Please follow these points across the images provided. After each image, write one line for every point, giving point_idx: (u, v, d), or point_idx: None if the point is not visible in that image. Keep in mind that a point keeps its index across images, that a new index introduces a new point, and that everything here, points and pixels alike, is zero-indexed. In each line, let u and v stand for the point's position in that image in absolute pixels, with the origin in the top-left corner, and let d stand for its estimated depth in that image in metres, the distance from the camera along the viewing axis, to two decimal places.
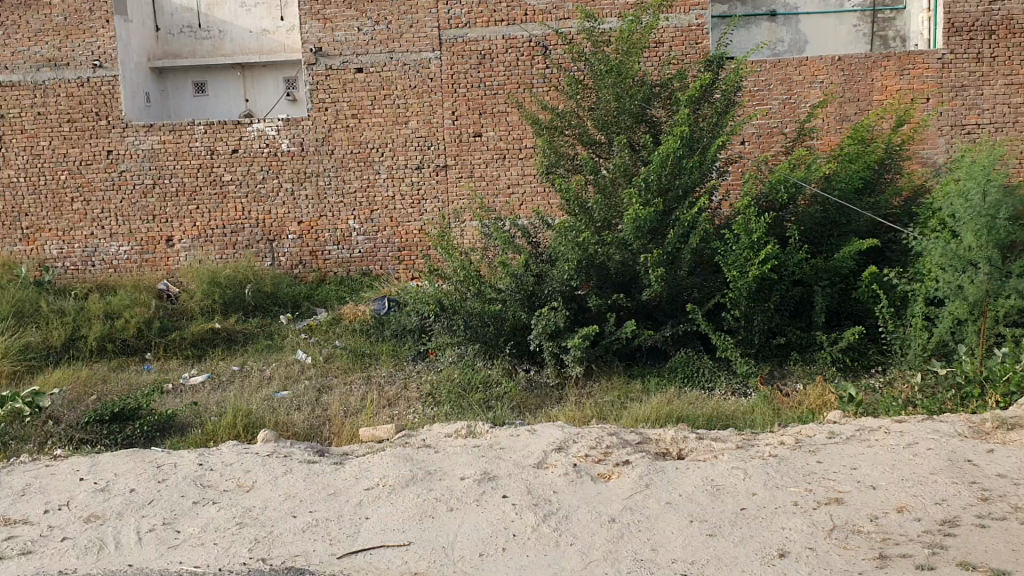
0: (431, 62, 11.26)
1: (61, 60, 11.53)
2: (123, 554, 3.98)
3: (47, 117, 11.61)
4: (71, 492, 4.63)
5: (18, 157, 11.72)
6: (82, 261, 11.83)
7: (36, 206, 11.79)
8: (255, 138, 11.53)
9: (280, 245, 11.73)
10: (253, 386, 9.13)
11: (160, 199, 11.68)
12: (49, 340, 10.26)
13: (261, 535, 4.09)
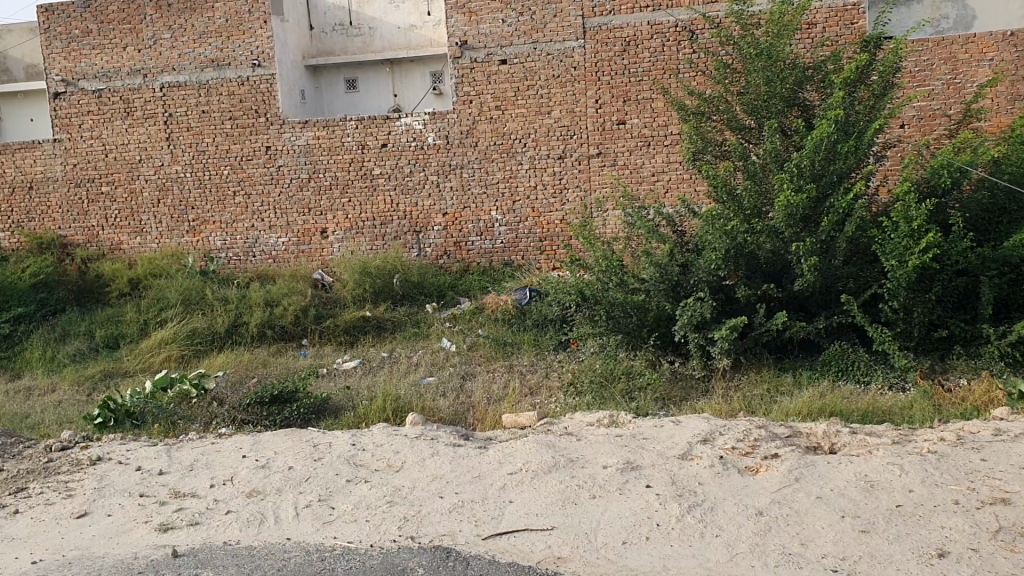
0: (575, 51, 11.25)
1: (224, 60, 12.19)
2: (282, 528, 4.18)
3: (211, 115, 12.28)
4: (234, 468, 4.89)
5: (186, 153, 12.41)
6: (244, 252, 12.46)
7: (201, 200, 12.46)
8: (403, 132, 11.84)
9: (426, 236, 12.02)
10: (401, 372, 9.42)
11: (315, 192, 12.17)
12: (214, 326, 10.89)
13: (410, 514, 4.21)
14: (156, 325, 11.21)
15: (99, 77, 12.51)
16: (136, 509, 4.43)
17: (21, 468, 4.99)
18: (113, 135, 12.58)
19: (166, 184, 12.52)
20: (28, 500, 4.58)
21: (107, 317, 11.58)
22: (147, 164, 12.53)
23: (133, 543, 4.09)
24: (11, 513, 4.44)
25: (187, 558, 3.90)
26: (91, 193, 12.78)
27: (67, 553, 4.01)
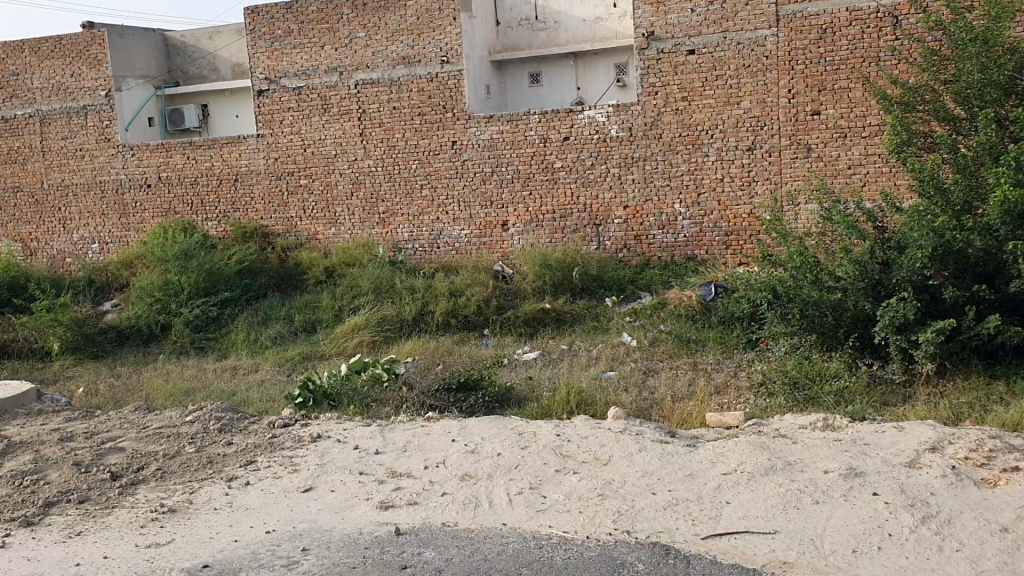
0: (767, 40, 10.87)
1: (414, 57, 12.54)
2: (497, 513, 4.24)
3: (401, 111, 12.67)
4: (445, 452, 4.99)
5: (377, 149, 12.86)
6: (429, 243, 12.80)
7: (390, 193, 12.89)
8: (586, 125, 11.81)
9: (607, 229, 11.95)
10: (582, 365, 9.40)
11: (498, 185, 12.33)
12: (402, 314, 11.27)
13: (623, 508, 4.17)
14: (349, 312, 11.70)
15: (299, 75, 13.14)
16: (357, 486, 4.61)
17: (248, 441, 5.29)
18: (311, 131, 13.18)
19: (358, 177, 13.01)
20: (257, 472, 4.85)
21: (304, 304, 12.17)
22: (342, 159, 13.07)
23: (357, 519, 4.25)
24: (243, 483, 4.72)
25: (409, 537, 4.03)
26: (291, 186, 13.43)
27: (297, 525, 4.21)
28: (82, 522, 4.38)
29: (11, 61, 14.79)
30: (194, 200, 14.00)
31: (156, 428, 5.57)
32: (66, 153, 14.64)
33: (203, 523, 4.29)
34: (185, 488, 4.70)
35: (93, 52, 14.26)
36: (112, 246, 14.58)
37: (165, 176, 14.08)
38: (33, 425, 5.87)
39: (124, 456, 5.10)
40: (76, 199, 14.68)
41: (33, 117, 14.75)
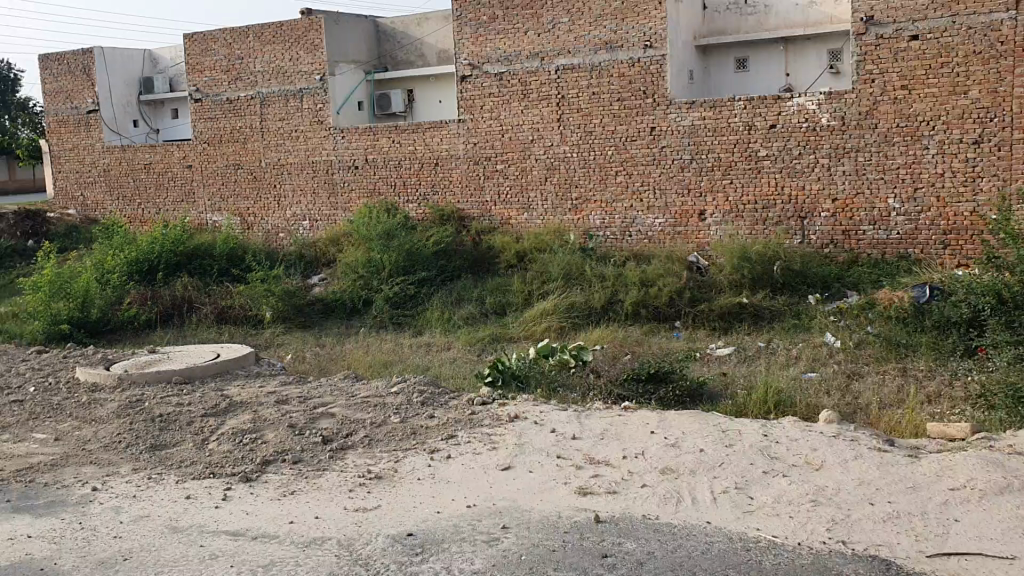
0: (1004, 24, 9.99)
1: (616, 42, 12.35)
2: (701, 511, 4.09)
3: (601, 96, 12.55)
4: (645, 443, 4.87)
5: (575, 134, 12.83)
6: (622, 231, 12.65)
7: (586, 178, 12.82)
8: (795, 112, 11.28)
9: (812, 223, 11.38)
10: (780, 363, 8.98)
11: (697, 173, 12.02)
12: (593, 301, 11.20)
13: (838, 517, 3.92)
14: (540, 296, 11.76)
15: (502, 60, 13.27)
16: (556, 470, 4.57)
17: (449, 416, 5.38)
18: (510, 116, 13.31)
19: (554, 163, 13.03)
20: (458, 447, 4.93)
21: (496, 286, 12.34)
22: (539, 144, 13.13)
23: (556, 502, 4.22)
24: (444, 457, 4.79)
25: (610, 525, 3.95)
26: (488, 170, 13.64)
27: (497, 503, 4.23)
28: (295, 482, 4.57)
29: (238, 46, 15.82)
30: (397, 182, 14.48)
31: (362, 397, 5.76)
32: (283, 134, 15.50)
33: (406, 493, 4.39)
34: (390, 456, 4.83)
35: (311, 37, 15.06)
36: (321, 224, 15.37)
37: (372, 158, 14.65)
38: (250, 386, 6.21)
39: (334, 422, 5.30)
40: (290, 177, 15.54)
41: (254, 99, 15.72)
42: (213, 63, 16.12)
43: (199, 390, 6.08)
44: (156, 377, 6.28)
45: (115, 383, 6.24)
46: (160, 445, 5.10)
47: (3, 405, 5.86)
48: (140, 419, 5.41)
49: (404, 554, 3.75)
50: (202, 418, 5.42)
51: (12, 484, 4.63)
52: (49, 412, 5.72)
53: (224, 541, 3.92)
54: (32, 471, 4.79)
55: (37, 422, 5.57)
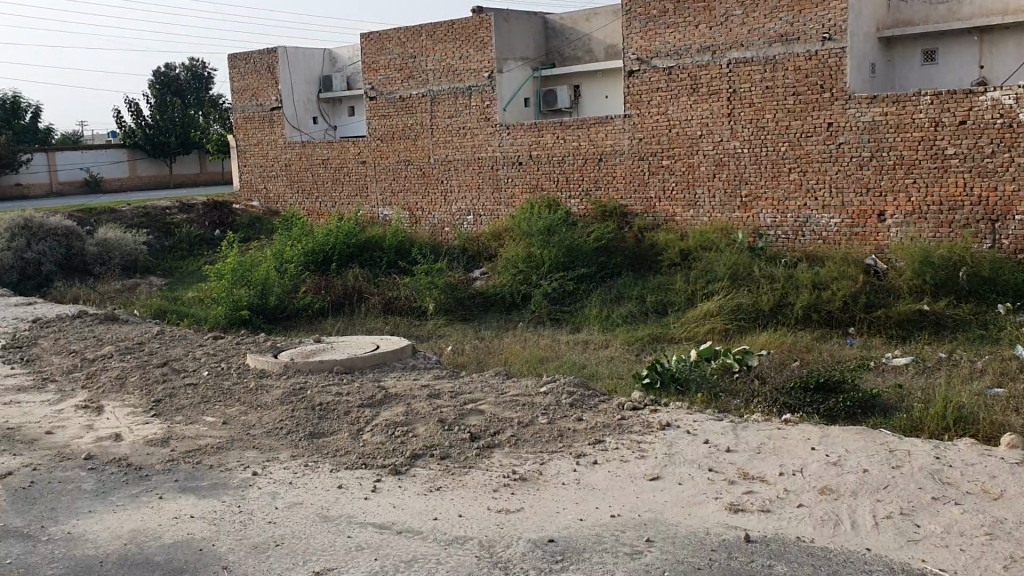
0: None
1: (793, 35, 11.80)
2: (861, 536, 3.83)
3: (774, 91, 12.06)
4: (803, 460, 4.62)
5: (746, 130, 12.40)
6: (794, 230, 12.13)
7: (756, 175, 12.36)
8: (988, 108, 10.43)
9: (1004, 226, 10.48)
10: (963, 376, 8.34)
11: (876, 171, 11.34)
12: (760, 303, 10.82)
13: (1017, 555, 3.58)
14: (702, 296, 11.46)
15: (671, 54, 12.97)
16: (706, 483, 4.41)
17: (599, 420, 5.31)
18: (678, 111, 13.01)
19: (723, 159, 12.65)
20: (606, 453, 4.84)
21: (658, 285, 12.11)
22: (707, 139, 12.77)
23: (704, 517, 4.06)
24: (591, 462, 4.72)
25: (761, 546, 3.76)
26: (653, 166, 13.39)
27: (642, 514, 4.11)
28: (441, 478, 4.60)
29: (410, 45, 16.25)
30: (560, 178, 14.47)
31: (512, 396, 5.76)
32: (451, 130, 15.82)
33: (550, 497, 4.34)
34: (536, 458, 4.80)
35: (480, 35, 15.27)
36: (485, 219, 15.59)
37: (536, 155, 14.71)
38: (406, 378, 6.34)
39: (483, 419, 5.32)
40: (457, 173, 15.85)
41: (425, 96, 16.12)
42: (387, 62, 16.65)
43: (357, 381, 6.25)
44: (319, 365, 6.48)
45: (281, 369, 6.47)
46: (317, 433, 5.26)
47: (179, 387, 6.23)
48: (302, 407, 5.60)
49: (544, 561, 3.70)
50: (358, 409, 5.56)
51: (182, 464, 4.90)
52: (219, 396, 6.03)
53: (370, 533, 3.99)
54: (200, 453, 5.04)
55: (208, 405, 5.88)
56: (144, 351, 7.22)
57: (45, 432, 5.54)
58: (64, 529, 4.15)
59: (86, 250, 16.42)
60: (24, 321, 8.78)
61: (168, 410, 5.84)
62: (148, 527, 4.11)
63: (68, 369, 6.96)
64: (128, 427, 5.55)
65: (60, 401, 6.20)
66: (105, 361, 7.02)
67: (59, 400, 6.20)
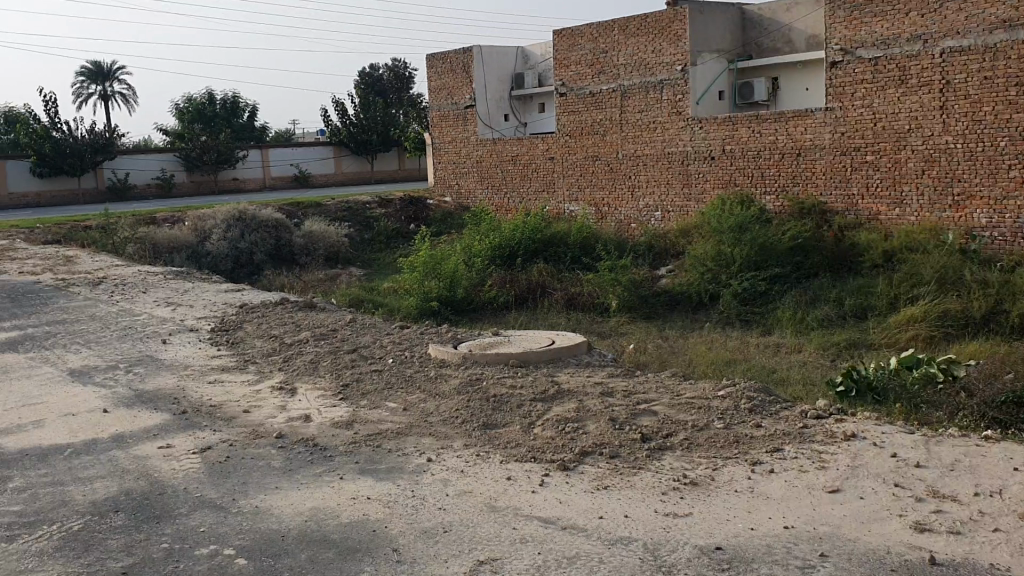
0: None
1: (1017, 20, 10.85)
2: None
3: (994, 81, 11.14)
4: (1003, 482, 4.25)
5: (961, 124, 11.53)
6: (1012, 232, 11.14)
7: (971, 172, 11.47)
8: None
9: None
10: None
11: None
12: (970, 309, 10.09)
13: None
14: (905, 302, 10.79)
15: (878, 44, 12.25)
16: (891, 500, 4.14)
17: (778, 428, 5.11)
18: (884, 104, 12.28)
19: (934, 154, 11.83)
20: (783, 462, 4.65)
21: (856, 287, 11.51)
22: (917, 134, 11.99)
23: (886, 535, 3.81)
24: (766, 470, 4.55)
25: (947, 571, 3.50)
26: (857, 161, 12.70)
27: (818, 527, 3.92)
28: (610, 477, 4.55)
29: (602, 40, 16.24)
30: (754, 173, 14.03)
31: (688, 398, 5.64)
32: (641, 125, 15.74)
33: (721, 503, 4.21)
34: (709, 463, 4.67)
35: (675, 28, 15.02)
36: (673, 215, 15.43)
37: (730, 149, 14.33)
38: (581, 374, 6.25)
39: (656, 420, 5.24)
40: (646, 168, 15.75)
41: (615, 91, 16.10)
42: (578, 57, 16.73)
43: (533, 373, 6.25)
44: (495, 358, 6.47)
45: (459, 360, 6.55)
46: (491, 423, 5.33)
47: (365, 373, 6.52)
48: (477, 398, 5.70)
49: (710, 569, 3.59)
50: (531, 402, 5.59)
51: (362, 446, 5.12)
52: (402, 383, 6.25)
53: (536, 527, 4.01)
54: (380, 437, 5.25)
55: (390, 391, 6.11)
56: (336, 337, 7.60)
57: (244, 410, 5.95)
58: (253, 503, 4.44)
59: (292, 242, 17.54)
60: (233, 306, 9.49)
61: (354, 394, 6.12)
62: (327, 507, 4.32)
63: (269, 352, 7.44)
64: (317, 409, 5.87)
65: (258, 381, 6.65)
66: (301, 346, 7.45)
67: (258, 381, 6.65)
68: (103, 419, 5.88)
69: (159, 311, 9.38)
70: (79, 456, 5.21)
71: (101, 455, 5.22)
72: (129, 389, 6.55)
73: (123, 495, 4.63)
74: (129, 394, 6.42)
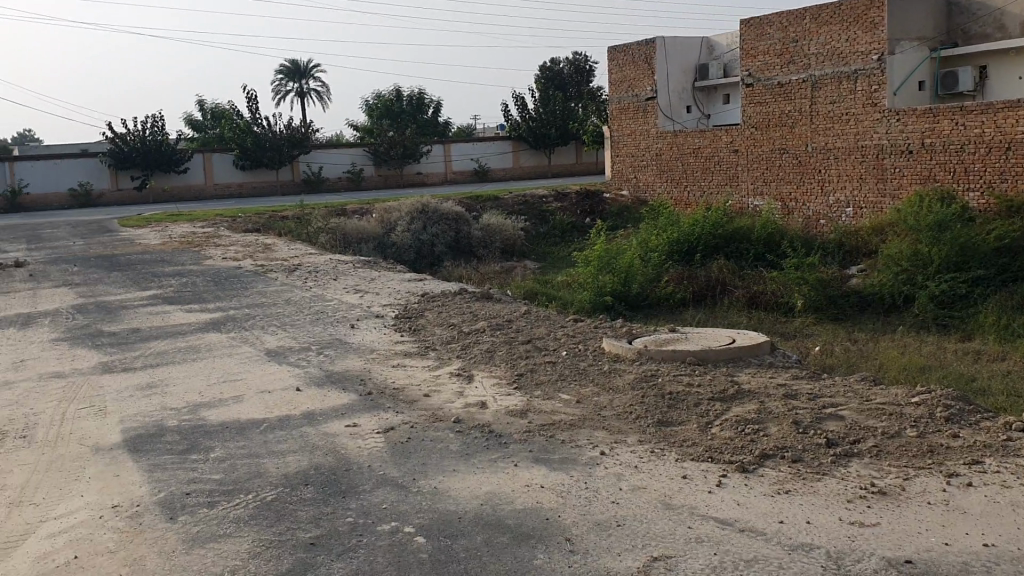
0: None
1: None
2: None
3: None
4: None
5: None
6: None
7: None
8: None
9: None
10: None
11: None
12: None
13: None
14: None
15: None
16: None
17: (978, 440, 4.76)
18: None
19: None
20: (983, 476, 4.33)
21: None
22: None
23: None
24: (964, 484, 4.25)
25: None
26: None
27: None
28: (791, 481, 4.38)
29: (793, 29, 15.84)
30: (957, 168, 13.14)
31: (878, 403, 5.35)
32: (833, 117, 15.20)
33: (912, 515, 3.96)
34: (901, 473, 4.41)
35: (872, 15, 14.29)
36: (866, 211, 14.81)
37: (931, 142, 13.50)
38: (762, 375, 6.01)
39: (842, 425, 5.01)
40: (837, 161, 15.20)
41: (806, 82, 15.66)
42: (766, 47, 16.40)
43: (711, 372, 6.05)
44: (671, 355, 6.35)
45: (635, 356, 6.44)
46: (666, 420, 5.24)
47: (540, 364, 6.58)
48: (652, 394, 5.62)
49: None
50: (709, 401, 5.46)
51: (537, 436, 5.16)
52: (576, 375, 6.26)
53: (712, 527, 3.92)
54: (555, 427, 5.28)
55: (565, 383, 6.13)
56: (512, 328, 7.71)
57: (424, 394, 6.14)
58: (432, 484, 4.57)
59: (471, 234, 17.98)
60: (415, 295, 9.81)
61: (529, 384, 6.19)
62: (502, 493, 4.39)
63: (448, 340, 7.64)
64: (493, 396, 5.98)
65: (438, 367, 6.84)
66: (479, 335, 7.61)
67: (438, 367, 6.85)
68: (295, 397, 6.22)
69: (347, 298, 9.83)
70: (274, 431, 5.53)
71: (293, 430, 5.52)
72: (319, 369, 6.90)
73: (313, 469, 4.88)
74: (319, 374, 6.76)
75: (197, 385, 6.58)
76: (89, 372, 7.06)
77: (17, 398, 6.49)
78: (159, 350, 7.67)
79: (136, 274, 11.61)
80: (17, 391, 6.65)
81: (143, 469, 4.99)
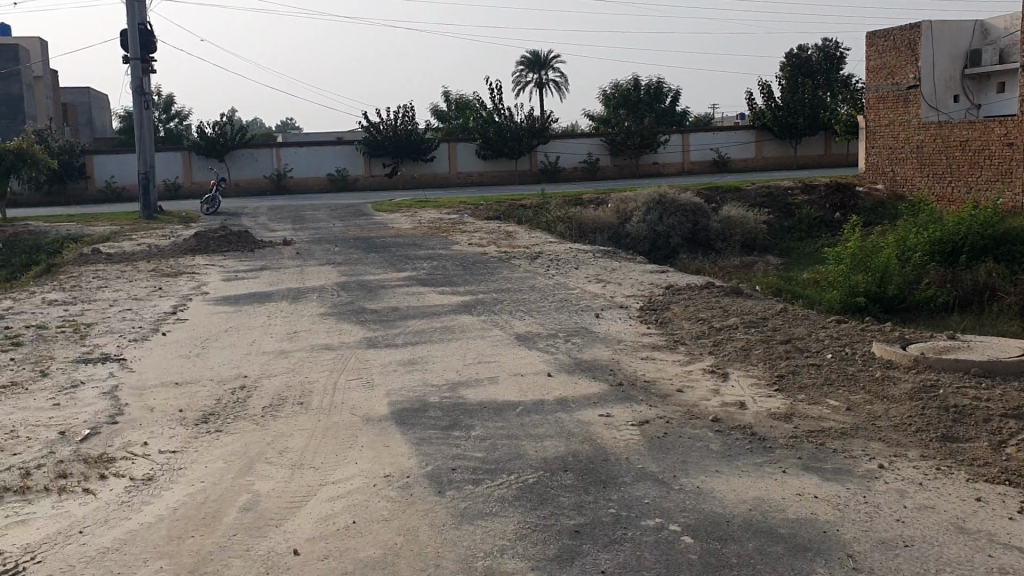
0: None
1: None
2: None
3: None
4: None
5: None
6: None
7: None
8: None
9: None
10: None
11: None
12: None
13: None
14: None
15: None
16: None
17: None
18: None
19: None
20: None
21: None
22: None
23: None
24: None
25: None
26: None
27: None
28: None
29: None
30: None
31: None
32: None
33: None
34: None
35: None
36: None
37: None
38: None
39: None
40: None
41: None
42: None
43: (1000, 386, 5.51)
44: (953, 365, 5.85)
45: (909, 364, 6.00)
46: (951, 436, 4.82)
47: (802, 366, 6.26)
48: (934, 406, 5.19)
49: None
50: (1001, 417, 4.96)
51: (804, 442, 4.90)
52: (844, 381, 5.91)
53: (1016, 558, 3.55)
54: (824, 435, 4.99)
55: (831, 388, 5.80)
56: (767, 327, 7.41)
57: (678, 389, 6.01)
58: (695, 482, 4.44)
59: (710, 227, 17.57)
60: (660, 286, 9.66)
61: (791, 387, 5.90)
62: (773, 499, 4.20)
63: (698, 335, 7.46)
64: (752, 397, 5.75)
65: (690, 363, 6.68)
66: (731, 332, 7.38)
67: (690, 362, 6.69)
68: (547, 382, 6.28)
69: (591, 287, 9.84)
70: (531, 415, 5.60)
71: (550, 416, 5.57)
72: (570, 357, 6.94)
73: (571, 456, 4.88)
74: (569, 362, 6.79)
75: (453, 364, 6.80)
76: (355, 346, 7.48)
77: (293, 366, 6.98)
78: (416, 328, 8.01)
79: (392, 257, 12.21)
80: (293, 360, 7.16)
81: (410, 442, 5.19)
